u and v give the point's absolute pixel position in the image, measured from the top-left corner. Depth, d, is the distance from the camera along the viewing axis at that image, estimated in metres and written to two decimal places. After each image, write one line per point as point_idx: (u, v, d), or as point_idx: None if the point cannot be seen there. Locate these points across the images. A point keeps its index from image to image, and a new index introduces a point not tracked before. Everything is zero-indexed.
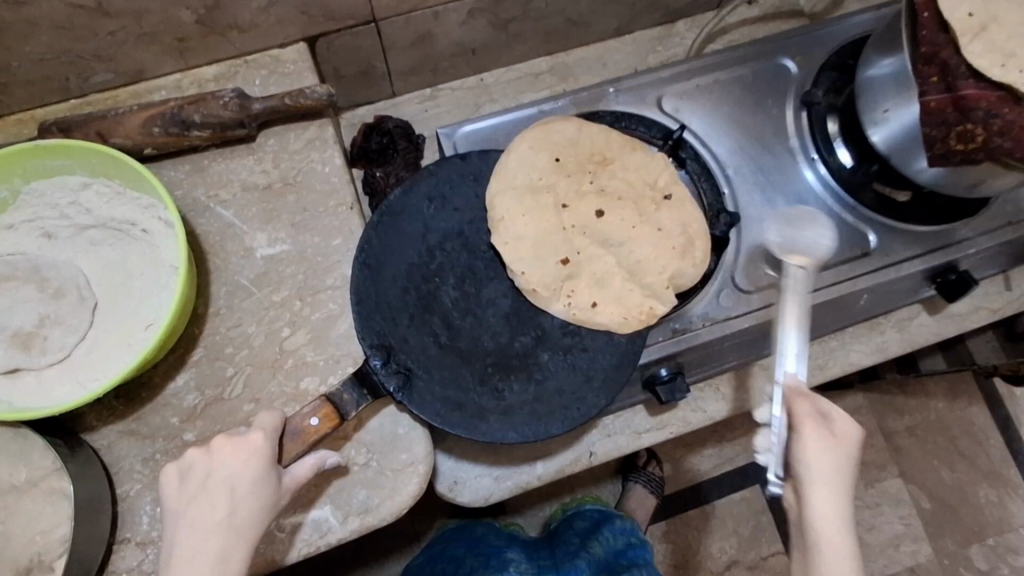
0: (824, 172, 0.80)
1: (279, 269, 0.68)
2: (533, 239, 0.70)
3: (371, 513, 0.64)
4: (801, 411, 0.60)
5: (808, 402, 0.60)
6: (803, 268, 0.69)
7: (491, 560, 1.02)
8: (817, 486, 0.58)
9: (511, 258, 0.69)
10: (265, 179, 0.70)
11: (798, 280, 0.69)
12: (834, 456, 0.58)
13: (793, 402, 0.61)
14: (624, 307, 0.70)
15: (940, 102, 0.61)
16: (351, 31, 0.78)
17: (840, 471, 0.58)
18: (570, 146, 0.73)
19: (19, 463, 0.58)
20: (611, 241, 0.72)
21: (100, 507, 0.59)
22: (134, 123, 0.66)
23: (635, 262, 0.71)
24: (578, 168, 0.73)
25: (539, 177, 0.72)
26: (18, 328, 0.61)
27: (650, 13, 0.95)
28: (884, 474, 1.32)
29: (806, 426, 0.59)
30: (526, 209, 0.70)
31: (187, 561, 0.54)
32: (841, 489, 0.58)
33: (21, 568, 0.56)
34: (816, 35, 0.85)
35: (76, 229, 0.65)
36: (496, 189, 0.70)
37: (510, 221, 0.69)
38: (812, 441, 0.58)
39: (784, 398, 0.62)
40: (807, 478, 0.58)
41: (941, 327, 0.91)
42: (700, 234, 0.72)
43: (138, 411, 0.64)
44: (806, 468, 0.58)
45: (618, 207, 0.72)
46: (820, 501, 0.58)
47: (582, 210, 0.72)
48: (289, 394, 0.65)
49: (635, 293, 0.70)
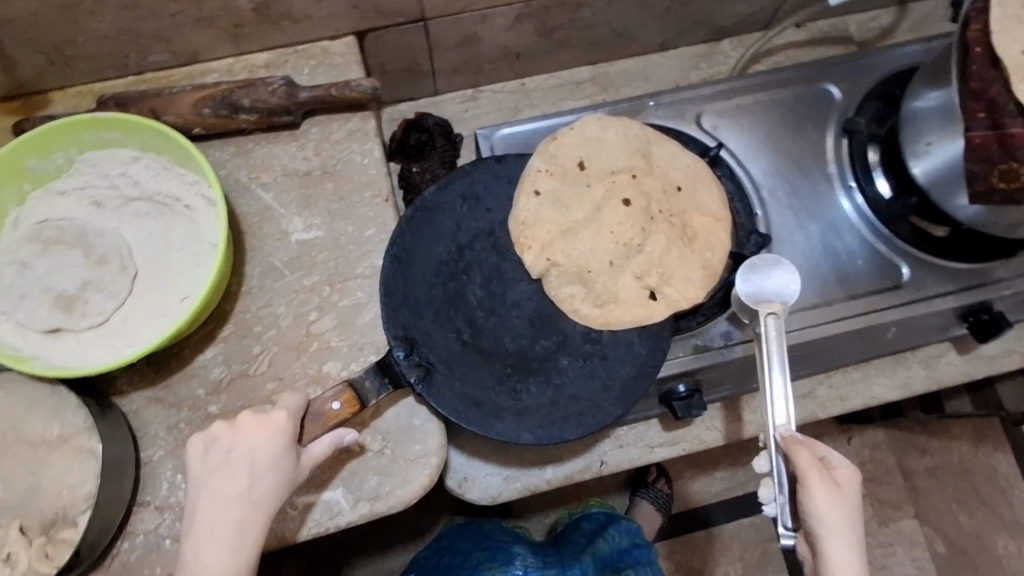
0: (860, 201, 0.80)
1: (312, 254, 0.70)
2: (560, 211, 0.71)
3: (380, 500, 0.65)
4: (805, 465, 0.57)
5: (806, 450, 0.58)
6: (775, 317, 0.64)
7: (496, 555, 1.02)
8: (829, 541, 0.57)
9: (520, 209, 0.71)
10: (306, 166, 0.72)
11: (772, 332, 0.63)
12: (844, 508, 0.57)
13: (791, 454, 0.58)
14: (628, 307, 0.70)
15: (985, 139, 0.60)
16: (399, 28, 0.79)
17: (850, 526, 0.57)
18: (646, 146, 0.73)
19: (53, 419, 0.60)
20: (623, 256, 0.70)
21: (124, 469, 0.61)
22: (187, 103, 0.68)
23: (649, 264, 0.70)
24: (657, 182, 0.72)
25: (619, 166, 0.72)
26: (62, 289, 0.63)
27: (696, 29, 0.95)
28: (899, 513, 1.29)
29: (810, 479, 0.56)
30: (578, 178, 0.72)
31: (208, 526, 0.56)
32: (852, 539, 0.57)
33: (46, 520, 0.58)
34: (863, 62, 0.85)
35: (123, 200, 0.67)
36: (572, 146, 0.73)
37: (561, 174, 0.72)
38: (818, 495, 0.56)
39: (781, 449, 0.60)
40: (819, 532, 0.57)
41: (971, 368, 0.89)
42: (637, 302, 0.70)
43: (166, 380, 0.66)
44: (821, 526, 0.57)
45: (661, 236, 0.70)
46: (835, 556, 0.57)
47: (637, 211, 0.71)
48: (312, 376, 0.67)
49: (636, 291, 0.70)
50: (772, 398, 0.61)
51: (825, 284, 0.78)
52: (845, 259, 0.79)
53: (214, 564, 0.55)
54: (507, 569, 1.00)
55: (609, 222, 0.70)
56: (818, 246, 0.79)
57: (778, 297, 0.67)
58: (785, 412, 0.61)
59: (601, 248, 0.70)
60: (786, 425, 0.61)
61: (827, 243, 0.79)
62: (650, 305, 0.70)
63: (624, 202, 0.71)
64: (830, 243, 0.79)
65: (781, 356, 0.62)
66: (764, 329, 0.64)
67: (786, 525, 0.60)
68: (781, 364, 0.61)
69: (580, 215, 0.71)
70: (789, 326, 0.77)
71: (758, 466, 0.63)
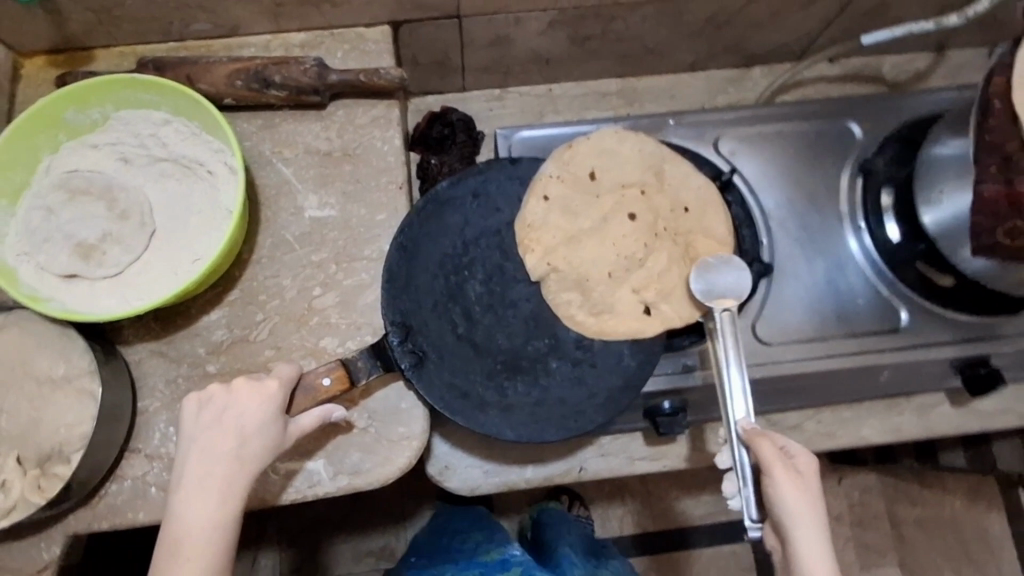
0: (868, 242, 0.80)
1: (323, 231, 0.72)
2: (567, 218, 0.72)
3: (361, 475, 0.67)
4: (767, 453, 0.58)
5: (769, 440, 0.59)
6: (730, 312, 0.66)
7: (494, 536, 1.03)
8: (796, 530, 0.57)
9: (527, 211, 0.72)
10: (327, 146, 0.75)
11: (727, 324, 0.65)
12: (809, 497, 0.57)
13: (753, 444, 0.59)
14: (624, 319, 0.71)
15: (995, 193, 0.61)
16: (434, 22, 0.81)
17: (816, 517, 0.57)
18: (659, 163, 0.74)
19: (59, 359, 0.63)
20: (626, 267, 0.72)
21: (119, 415, 0.63)
22: (221, 74, 0.71)
23: (649, 278, 0.71)
24: (666, 200, 0.73)
25: (630, 180, 0.74)
26: (83, 238, 0.66)
27: (728, 53, 0.96)
28: (883, 560, 1.29)
29: (773, 469, 0.57)
30: (588, 187, 0.73)
31: (196, 481, 0.58)
32: (820, 529, 0.57)
33: (41, 454, 0.61)
34: (889, 105, 0.85)
35: (150, 159, 0.70)
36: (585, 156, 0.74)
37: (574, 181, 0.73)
38: (782, 484, 0.57)
39: (743, 440, 0.60)
40: (785, 521, 0.57)
41: (964, 421, 0.88)
42: (632, 315, 0.71)
43: (170, 336, 0.69)
44: (785, 514, 0.57)
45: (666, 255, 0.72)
46: (803, 547, 0.57)
47: (641, 226, 0.72)
48: (308, 349, 0.69)
49: (632, 304, 0.71)
50: (730, 390, 0.62)
51: (823, 319, 0.79)
52: (846, 296, 0.80)
53: (202, 515, 0.57)
54: (506, 550, 0.99)
55: (613, 234, 0.72)
56: (820, 281, 0.80)
57: (733, 292, 0.68)
58: (744, 403, 0.61)
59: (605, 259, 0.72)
60: (746, 417, 0.61)
61: (829, 279, 0.80)
62: (646, 319, 0.71)
63: (630, 217, 0.73)
64: (833, 279, 0.80)
65: (736, 347, 0.63)
66: (720, 324, 0.65)
67: (752, 517, 0.60)
68: (737, 356, 0.62)
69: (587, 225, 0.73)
70: (782, 356, 0.78)
71: (721, 461, 0.66)
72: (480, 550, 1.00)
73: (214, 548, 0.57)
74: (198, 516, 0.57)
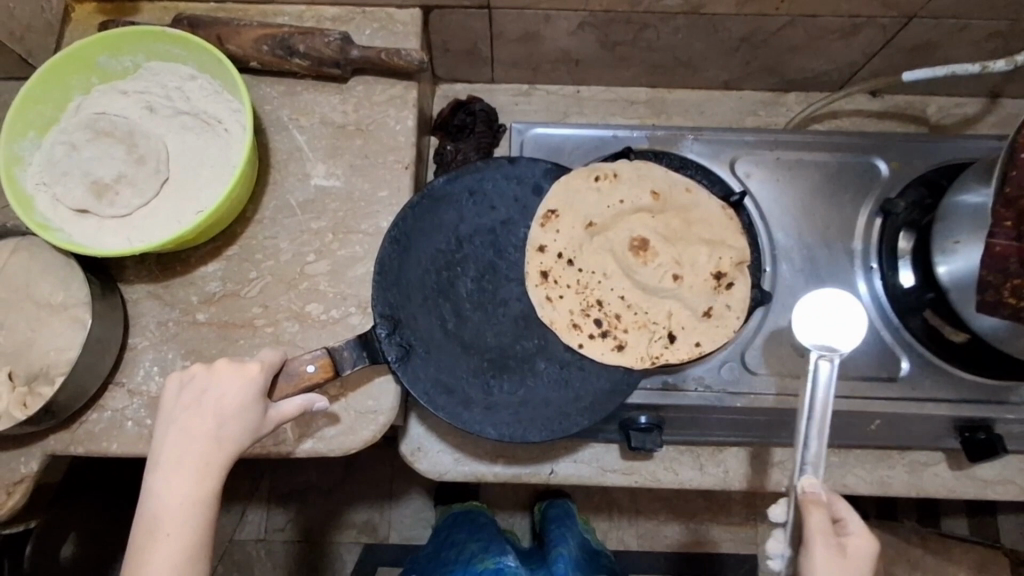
0: (878, 286, 0.77)
1: (324, 201, 0.74)
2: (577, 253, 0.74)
3: (324, 442, 0.69)
4: (816, 522, 0.58)
5: (822, 510, 0.58)
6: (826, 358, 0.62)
7: (488, 547, 1.04)
8: None
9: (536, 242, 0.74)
10: (342, 119, 0.76)
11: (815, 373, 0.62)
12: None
13: (805, 508, 0.59)
14: (646, 347, 0.71)
15: (1005, 248, 0.57)
16: (464, 10, 0.81)
17: None
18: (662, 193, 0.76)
19: (61, 287, 0.67)
20: (670, 277, 0.73)
21: (107, 347, 0.67)
22: (250, 37, 0.73)
23: (662, 307, 0.73)
24: (670, 225, 0.75)
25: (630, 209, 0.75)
26: (99, 177, 0.69)
27: (765, 75, 0.93)
28: None
29: (813, 540, 0.57)
30: (590, 226, 0.75)
31: (172, 456, 0.59)
32: None
33: (31, 373, 0.65)
34: (923, 146, 0.81)
35: (173, 112, 0.73)
36: (578, 184, 0.75)
37: (569, 236, 0.74)
38: (818, 557, 0.56)
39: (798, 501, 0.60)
40: None
41: (959, 486, 0.83)
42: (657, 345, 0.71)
43: (167, 281, 0.72)
44: None
45: (695, 251, 0.74)
46: None
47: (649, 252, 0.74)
48: (293, 311, 0.71)
49: (651, 333, 0.72)
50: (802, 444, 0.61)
51: None
52: None
53: (181, 493, 0.58)
54: (499, 560, 1.01)
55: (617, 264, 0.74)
56: None
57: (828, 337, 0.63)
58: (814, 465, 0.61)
59: (651, 275, 0.73)
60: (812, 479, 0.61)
61: None
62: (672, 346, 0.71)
63: (635, 243, 0.74)
64: None
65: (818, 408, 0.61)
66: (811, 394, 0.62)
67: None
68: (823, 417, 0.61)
69: (602, 293, 0.73)
70: (765, 389, 0.75)
71: (775, 513, 0.63)
72: (473, 562, 1.01)
73: (194, 524, 0.57)
74: (178, 493, 0.58)
